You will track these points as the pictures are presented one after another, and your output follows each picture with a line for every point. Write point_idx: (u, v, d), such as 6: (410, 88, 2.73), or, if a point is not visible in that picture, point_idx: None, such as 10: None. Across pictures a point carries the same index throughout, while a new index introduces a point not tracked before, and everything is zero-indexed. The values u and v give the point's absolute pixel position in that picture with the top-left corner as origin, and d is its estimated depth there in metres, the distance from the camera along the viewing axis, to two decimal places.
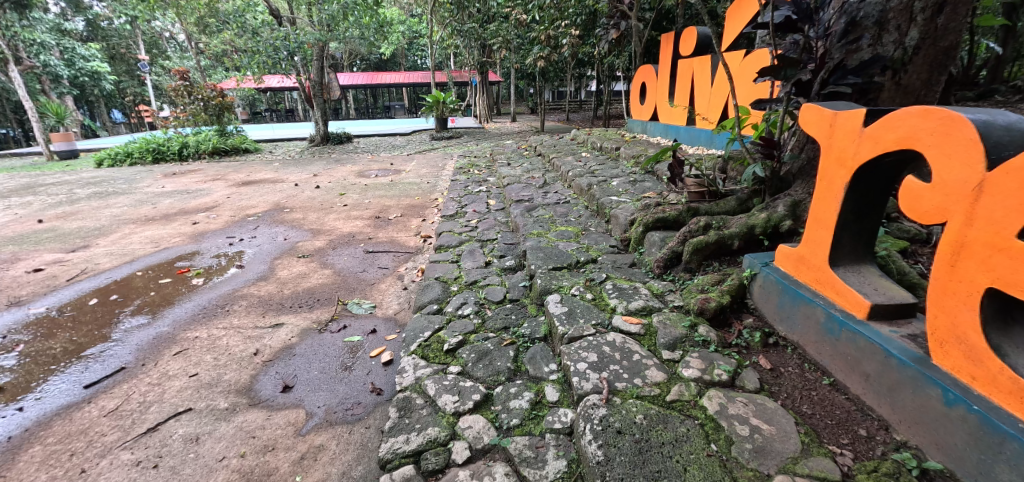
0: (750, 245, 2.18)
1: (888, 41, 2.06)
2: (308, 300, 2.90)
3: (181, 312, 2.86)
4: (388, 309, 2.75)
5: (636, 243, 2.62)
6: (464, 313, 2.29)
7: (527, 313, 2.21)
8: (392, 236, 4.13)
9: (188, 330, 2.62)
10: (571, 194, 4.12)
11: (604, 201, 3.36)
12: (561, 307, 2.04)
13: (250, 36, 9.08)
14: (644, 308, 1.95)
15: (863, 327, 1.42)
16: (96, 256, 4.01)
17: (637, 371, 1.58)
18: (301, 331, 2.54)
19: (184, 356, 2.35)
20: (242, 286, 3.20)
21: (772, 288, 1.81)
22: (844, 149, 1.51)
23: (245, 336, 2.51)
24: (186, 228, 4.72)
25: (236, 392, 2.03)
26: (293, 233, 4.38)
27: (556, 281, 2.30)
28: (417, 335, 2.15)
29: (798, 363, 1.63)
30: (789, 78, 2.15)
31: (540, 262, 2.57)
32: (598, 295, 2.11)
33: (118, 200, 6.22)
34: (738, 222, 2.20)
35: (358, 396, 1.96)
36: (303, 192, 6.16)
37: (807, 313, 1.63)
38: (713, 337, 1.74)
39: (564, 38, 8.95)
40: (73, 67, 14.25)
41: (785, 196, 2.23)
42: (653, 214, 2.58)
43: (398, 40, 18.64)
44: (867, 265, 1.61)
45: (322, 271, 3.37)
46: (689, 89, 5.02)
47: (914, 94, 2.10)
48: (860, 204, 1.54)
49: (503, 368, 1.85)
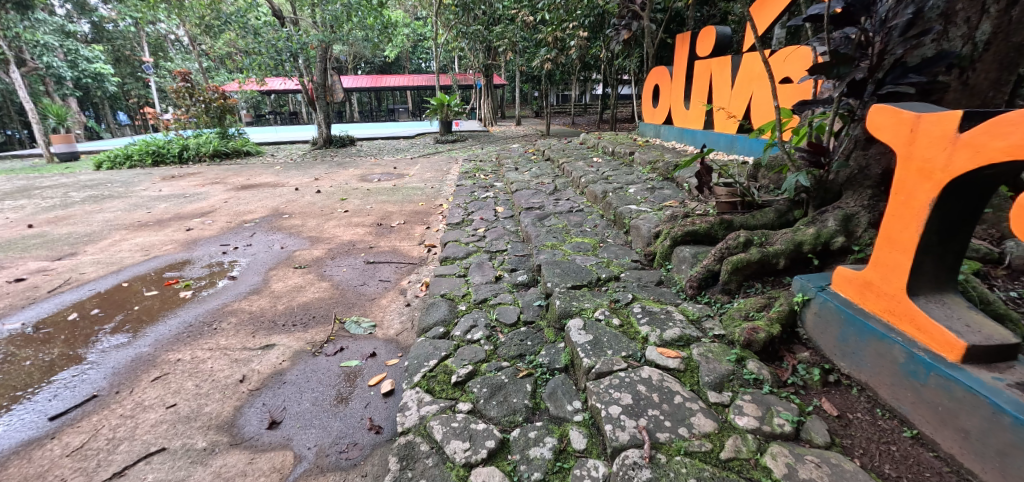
0: (796, 264, 1.93)
1: (955, 35, 1.81)
2: (303, 318, 2.66)
3: (164, 329, 2.64)
4: (390, 329, 2.51)
5: (662, 258, 2.38)
6: (474, 338, 2.04)
7: (544, 339, 1.97)
8: (395, 245, 3.91)
9: (171, 351, 2.40)
10: (585, 202, 3.88)
11: (622, 210, 3.12)
12: (585, 335, 1.79)
13: (252, 37, 8.91)
14: (681, 338, 1.70)
15: (958, 373, 1.17)
16: (82, 265, 3.79)
17: (681, 418, 1.35)
18: (294, 353, 2.31)
19: (162, 383, 2.13)
20: (234, 300, 2.98)
21: (831, 317, 1.57)
22: (930, 158, 1.27)
23: (232, 359, 2.29)
24: (179, 234, 4.52)
25: (217, 429, 1.82)
26: (291, 241, 4.16)
27: (576, 302, 2.05)
28: (422, 364, 1.91)
29: (869, 408, 1.38)
30: (842, 77, 1.88)
31: (557, 278, 2.32)
32: (626, 320, 1.86)
33: (112, 204, 6.03)
34: (783, 238, 1.95)
35: (354, 435, 1.73)
36: (303, 197, 5.95)
37: (879, 351, 1.39)
38: (765, 374, 1.49)
39: (573, 40, 8.71)
40: (77, 69, 14.07)
41: (833, 209, 1.98)
42: (682, 227, 2.34)
43: (402, 43, 18.52)
44: (950, 295, 1.37)
45: (319, 284, 3.14)
46: (707, 91, 4.81)
47: (980, 95, 1.83)
48: (947, 224, 1.30)
49: (520, 406, 1.61)
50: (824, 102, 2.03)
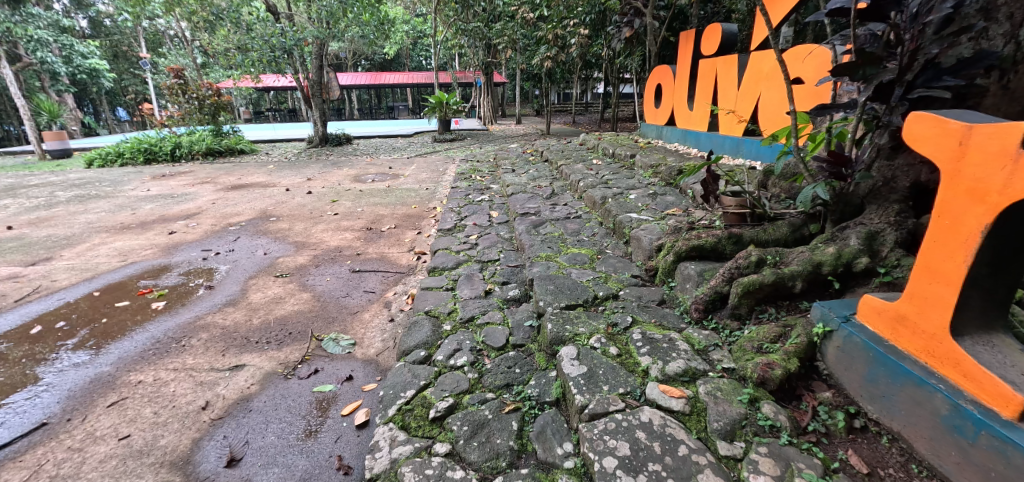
0: (814, 287, 1.74)
1: (996, 33, 1.62)
2: (278, 335, 2.48)
3: (129, 346, 2.45)
4: (371, 348, 2.33)
5: (664, 274, 2.19)
6: (457, 364, 1.86)
7: (534, 366, 1.79)
8: (383, 252, 3.72)
9: (132, 372, 2.21)
10: (583, 208, 3.69)
11: (622, 218, 2.93)
12: (578, 367, 1.60)
13: (245, 32, 8.69)
14: (686, 372, 1.52)
15: (1017, 435, 1.00)
16: (55, 271, 3.60)
17: (686, 476, 1.16)
18: (264, 376, 2.12)
19: (118, 409, 1.94)
20: (207, 312, 2.79)
21: (857, 353, 1.39)
22: (984, 179, 1.09)
23: (197, 382, 2.10)
24: (161, 238, 4.33)
25: (170, 466, 1.63)
26: (275, 246, 3.97)
27: (570, 326, 1.85)
28: (398, 395, 1.73)
29: (901, 463, 1.21)
30: (869, 79, 1.67)
31: (550, 297, 2.13)
32: (625, 349, 1.67)
33: (97, 205, 5.85)
34: (799, 258, 1.76)
35: (320, 476, 1.55)
36: (294, 198, 5.76)
37: (914, 398, 1.22)
38: (783, 420, 1.32)
39: (573, 37, 8.51)
40: (71, 64, 13.78)
41: (855, 226, 1.80)
42: (686, 240, 2.14)
43: (401, 40, 18.26)
44: (998, 336, 1.21)
45: (299, 295, 2.96)
46: (712, 91, 4.61)
47: (1020, 101, 1.64)
48: (1001, 254, 1.13)
49: (504, 448, 1.43)
50: (846, 106, 1.83)
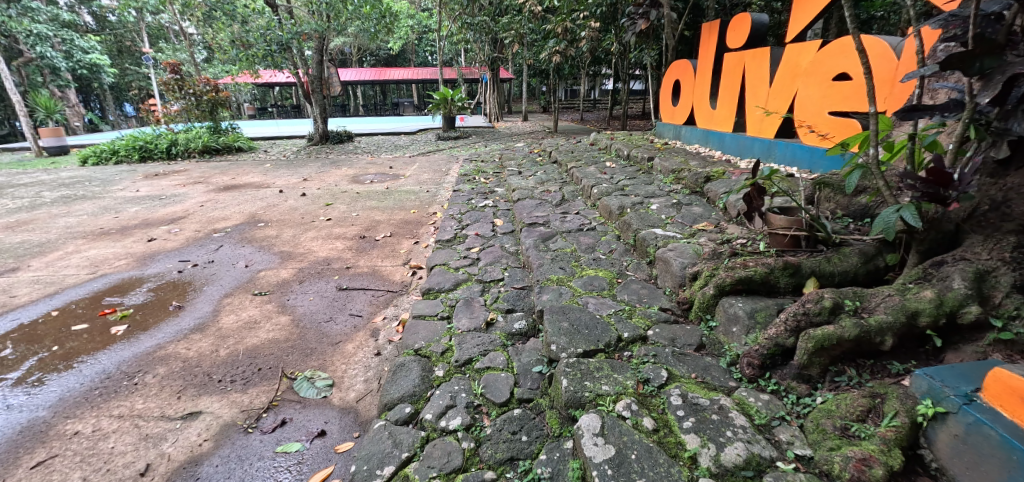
0: (905, 341, 1.37)
1: None
2: (245, 371, 2.14)
3: (74, 384, 2.12)
4: (350, 392, 1.98)
5: (701, 309, 1.81)
6: (449, 427, 1.50)
7: (545, 432, 1.42)
8: (375, 265, 3.36)
9: (69, 420, 1.89)
10: (597, 218, 3.32)
11: (644, 234, 2.54)
12: (603, 448, 1.23)
13: (239, 25, 8.30)
14: (748, 463, 1.14)
15: None
16: (18, 285, 3.28)
17: None
18: (220, 428, 1.79)
19: (42, 472, 1.62)
20: (168, 341, 2.44)
21: (989, 450, 1.01)
22: None
23: (143, 435, 1.78)
24: (138, 247, 4.01)
25: None
26: (258, 257, 3.63)
27: (590, 383, 1.48)
28: (372, 474, 1.36)
29: None
30: (989, 74, 1.25)
31: (564, 338, 1.76)
32: (661, 421, 1.31)
33: (82, 207, 5.54)
34: (886, 305, 1.38)
35: None
36: (287, 200, 5.43)
37: None
38: None
39: (583, 30, 8.08)
40: (72, 59, 13.37)
41: (955, 261, 1.43)
42: (731, 271, 1.75)
43: (406, 35, 17.87)
44: None
45: (277, 319, 2.61)
46: (738, 86, 4.17)
47: None
48: None
49: None
50: (943, 109, 1.42)
